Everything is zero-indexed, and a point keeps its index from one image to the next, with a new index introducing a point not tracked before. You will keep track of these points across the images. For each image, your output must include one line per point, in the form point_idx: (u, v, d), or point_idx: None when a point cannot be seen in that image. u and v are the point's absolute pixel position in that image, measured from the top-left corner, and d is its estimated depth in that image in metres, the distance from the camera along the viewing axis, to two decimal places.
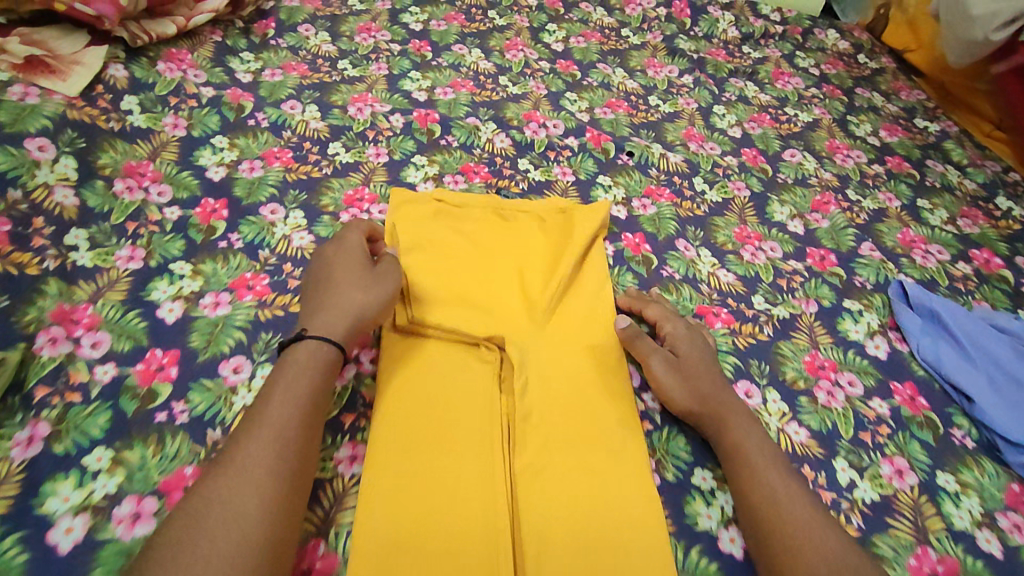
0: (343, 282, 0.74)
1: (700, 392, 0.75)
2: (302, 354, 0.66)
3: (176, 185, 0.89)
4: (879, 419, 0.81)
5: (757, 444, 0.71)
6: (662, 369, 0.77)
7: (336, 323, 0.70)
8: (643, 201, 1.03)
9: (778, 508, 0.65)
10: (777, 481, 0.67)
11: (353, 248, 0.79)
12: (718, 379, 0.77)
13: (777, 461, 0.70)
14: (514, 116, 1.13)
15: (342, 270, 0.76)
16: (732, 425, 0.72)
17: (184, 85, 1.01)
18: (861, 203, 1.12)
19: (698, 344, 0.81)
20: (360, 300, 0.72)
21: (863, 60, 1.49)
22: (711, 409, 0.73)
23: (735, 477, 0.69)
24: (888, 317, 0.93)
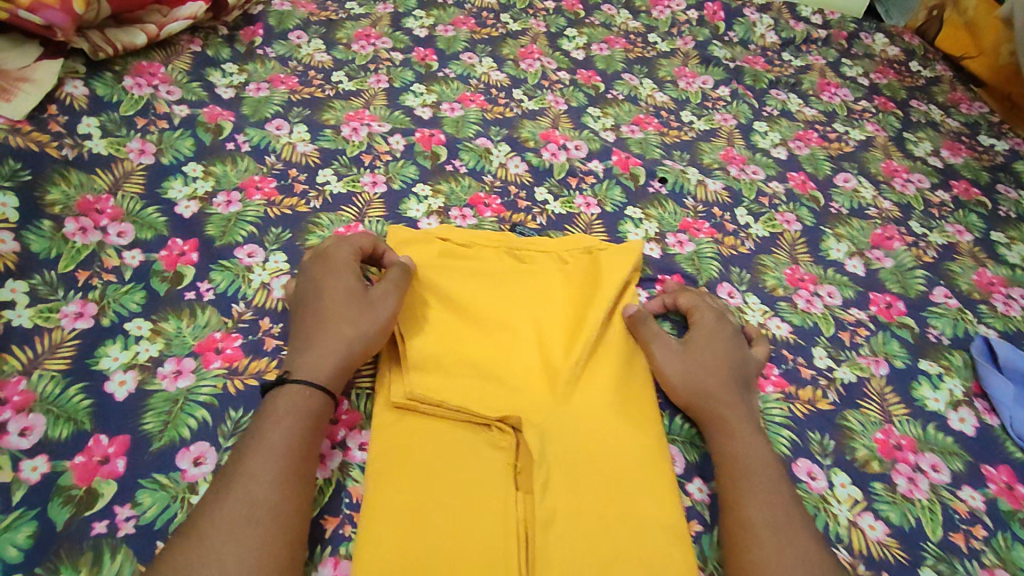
0: (330, 311, 0.63)
1: (708, 386, 0.68)
2: (282, 405, 0.57)
3: (139, 223, 0.76)
4: (972, 516, 0.67)
5: (763, 457, 0.62)
6: (673, 359, 0.70)
7: (325, 363, 0.60)
8: (680, 237, 0.89)
9: (761, 526, 0.57)
10: (769, 498, 0.59)
11: (342, 265, 0.67)
12: (736, 380, 0.69)
13: (780, 480, 0.61)
14: (530, 136, 1.00)
15: (329, 295, 0.65)
16: (739, 433, 0.64)
17: (154, 103, 0.89)
18: (928, 236, 0.97)
19: (727, 335, 0.73)
20: (350, 333, 0.62)
21: (917, 68, 1.34)
22: (715, 403, 0.67)
23: (725, 484, 0.61)
24: (971, 381, 0.79)
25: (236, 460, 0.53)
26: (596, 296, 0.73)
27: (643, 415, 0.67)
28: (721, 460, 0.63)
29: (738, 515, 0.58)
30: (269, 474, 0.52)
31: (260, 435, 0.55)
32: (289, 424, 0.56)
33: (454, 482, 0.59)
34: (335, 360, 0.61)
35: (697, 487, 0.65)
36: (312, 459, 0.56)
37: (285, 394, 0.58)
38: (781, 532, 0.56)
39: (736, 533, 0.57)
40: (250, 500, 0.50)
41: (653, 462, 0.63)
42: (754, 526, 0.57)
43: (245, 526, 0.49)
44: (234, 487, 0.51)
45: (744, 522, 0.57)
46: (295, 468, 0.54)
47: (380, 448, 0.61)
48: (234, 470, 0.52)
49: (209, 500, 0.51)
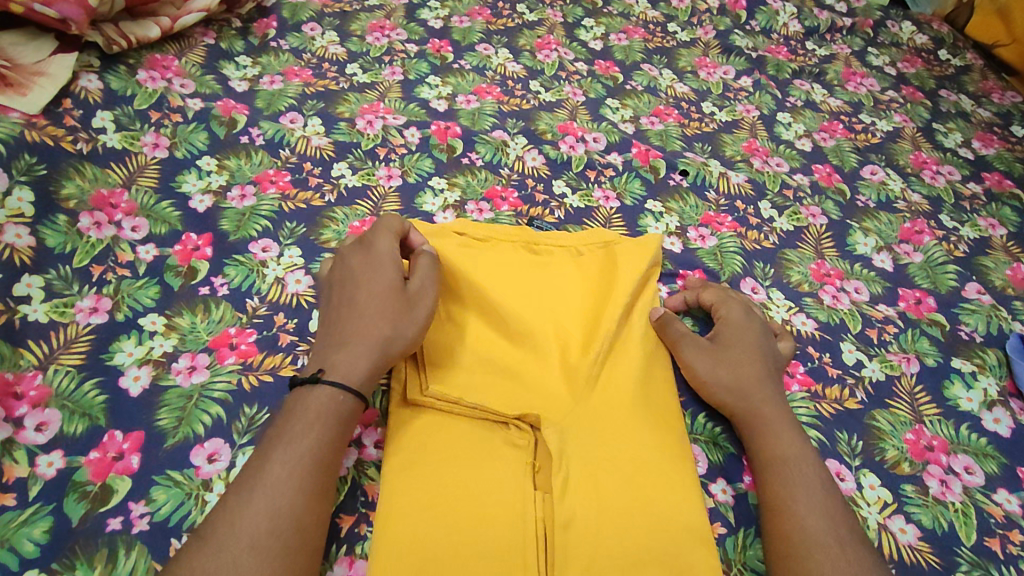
0: (370, 307, 0.60)
1: (734, 384, 0.66)
2: (312, 406, 0.55)
3: (153, 218, 0.76)
4: (1008, 520, 0.64)
5: (799, 461, 0.60)
6: (697, 358, 0.68)
7: (361, 363, 0.58)
8: (701, 231, 0.87)
9: (799, 535, 0.54)
10: (808, 505, 0.56)
11: (380, 257, 0.64)
12: (766, 378, 0.66)
13: (823, 486, 0.58)
14: (548, 129, 0.98)
15: (369, 290, 0.62)
16: (770, 435, 0.62)
17: (168, 97, 0.89)
18: (960, 231, 0.94)
19: (756, 331, 0.70)
20: (388, 333, 0.60)
21: (946, 56, 1.30)
22: (748, 402, 0.64)
23: (762, 488, 0.59)
24: (1005, 380, 0.76)
25: (259, 461, 0.52)
26: (613, 291, 0.71)
27: (664, 417, 0.64)
28: (756, 466, 0.61)
29: (777, 525, 0.56)
30: (292, 480, 0.50)
31: (285, 437, 0.53)
32: (315, 426, 0.54)
33: (471, 480, 0.58)
34: (369, 361, 0.58)
35: (721, 488, 0.63)
36: (337, 462, 0.54)
37: (319, 396, 0.55)
38: (822, 542, 0.54)
39: (775, 542, 0.55)
40: (271, 508, 0.49)
41: (681, 463, 0.61)
42: (791, 535, 0.55)
43: (265, 536, 0.47)
44: (256, 492, 0.49)
45: (782, 532, 0.55)
46: (319, 474, 0.52)
47: (396, 446, 0.60)
48: (256, 473, 0.51)
49: (229, 502, 0.49)
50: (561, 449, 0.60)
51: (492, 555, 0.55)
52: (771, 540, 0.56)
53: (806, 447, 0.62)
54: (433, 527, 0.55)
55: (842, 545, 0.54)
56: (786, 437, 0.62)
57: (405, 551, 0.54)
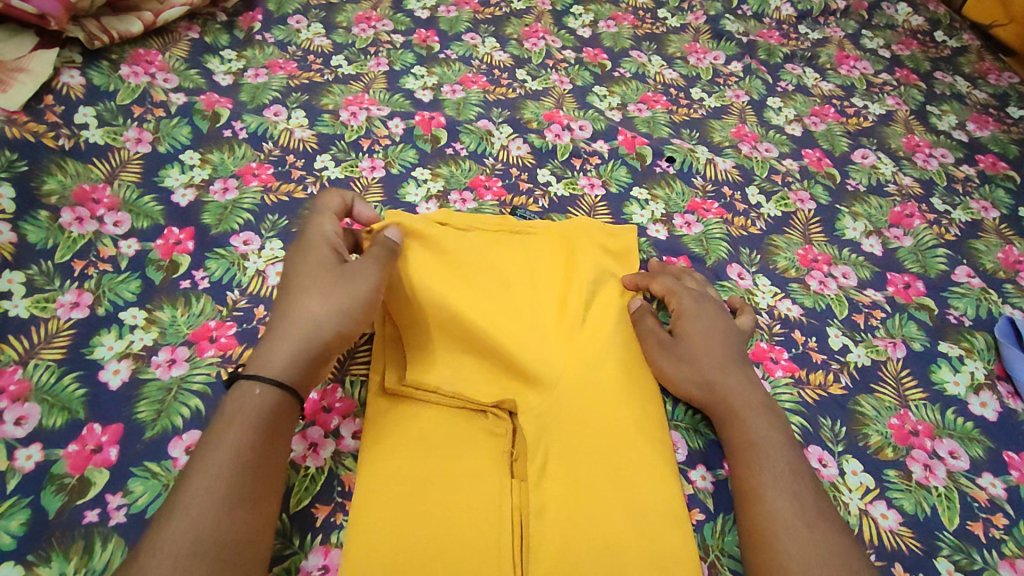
0: (304, 289, 0.59)
1: (702, 369, 0.65)
2: (233, 413, 0.51)
3: (135, 212, 0.76)
4: (992, 504, 0.63)
5: (770, 444, 0.59)
6: (665, 344, 0.67)
7: (292, 342, 0.55)
8: (688, 218, 0.87)
9: (768, 520, 0.54)
10: (778, 488, 0.56)
11: (320, 248, 0.64)
12: (733, 362, 0.66)
13: (795, 470, 0.58)
14: (533, 117, 0.97)
15: (304, 275, 0.61)
16: (742, 420, 0.61)
17: (151, 92, 0.89)
18: (951, 214, 0.92)
19: (714, 317, 0.70)
20: (319, 310, 0.58)
21: (942, 38, 1.28)
22: (718, 388, 0.64)
23: (737, 475, 0.59)
24: (994, 364, 0.75)
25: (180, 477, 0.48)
26: (585, 275, 0.72)
27: (643, 400, 0.64)
28: (729, 451, 0.61)
29: (749, 511, 0.56)
30: (219, 492, 0.47)
31: (208, 447, 0.49)
32: (242, 430, 0.50)
33: (446, 467, 0.58)
34: (297, 338, 0.56)
35: (700, 474, 0.63)
36: (270, 467, 0.51)
37: (245, 392, 0.52)
38: (790, 526, 0.53)
39: (749, 528, 0.55)
40: (196, 525, 0.45)
41: (659, 448, 0.61)
42: (762, 519, 0.55)
43: (192, 555, 0.44)
44: (179, 508, 0.46)
45: (754, 517, 0.55)
46: (250, 482, 0.49)
47: (373, 433, 0.60)
48: (177, 490, 0.47)
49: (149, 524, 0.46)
50: (538, 435, 0.60)
51: (467, 544, 0.55)
52: (744, 525, 0.56)
53: (779, 430, 0.61)
54: (407, 517, 0.55)
55: (811, 526, 0.53)
56: (757, 421, 0.61)
57: (378, 540, 0.54)
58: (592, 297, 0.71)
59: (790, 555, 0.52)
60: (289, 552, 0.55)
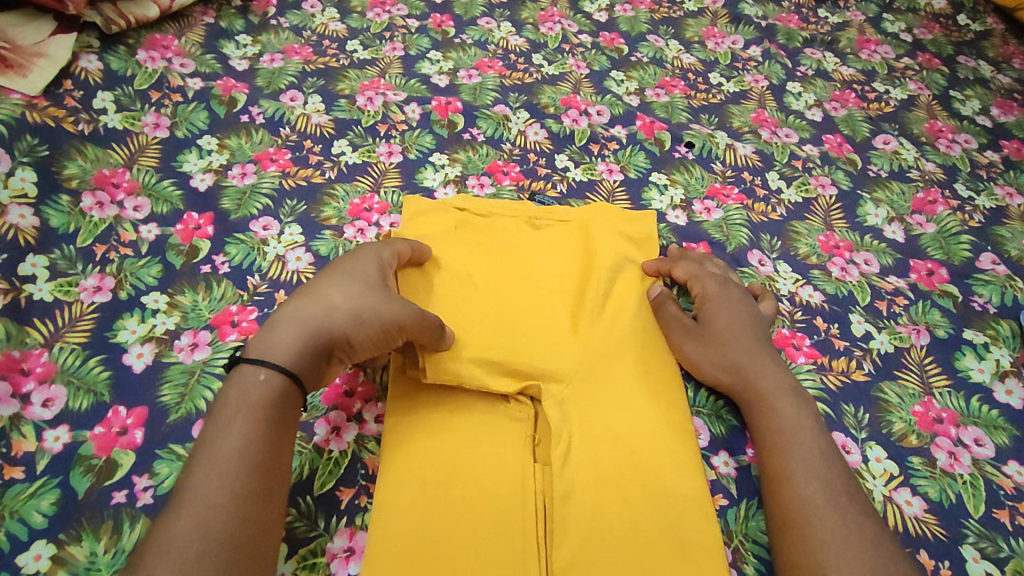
0: (337, 283, 0.56)
1: (728, 355, 0.65)
2: (234, 400, 0.49)
3: (155, 198, 0.76)
4: (1019, 492, 0.62)
5: (800, 430, 0.59)
6: (690, 330, 0.67)
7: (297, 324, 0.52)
8: (707, 204, 0.86)
9: (799, 507, 0.54)
10: (809, 475, 0.56)
11: (368, 261, 0.59)
12: (760, 349, 0.65)
13: (825, 455, 0.57)
14: (550, 102, 0.96)
15: (345, 270, 0.57)
16: (772, 405, 0.61)
17: (168, 77, 0.89)
18: (975, 200, 0.91)
19: (737, 303, 0.69)
20: (336, 307, 0.54)
21: (965, 21, 1.26)
22: (746, 375, 0.63)
23: (766, 461, 0.59)
24: (1019, 351, 0.74)
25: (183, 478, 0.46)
26: (605, 262, 0.72)
27: (664, 388, 0.64)
28: (758, 437, 0.60)
29: (779, 497, 0.56)
30: (223, 491, 0.45)
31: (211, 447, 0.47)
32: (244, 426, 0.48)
33: (473, 453, 0.58)
34: (304, 322, 0.52)
35: (723, 460, 0.62)
36: (279, 453, 0.50)
37: (248, 383, 0.50)
38: (822, 512, 0.53)
39: (779, 513, 0.55)
40: (203, 516, 0.44)
41: (680, 435, 0.61)
42: (793, 505, 0.54)
43: (196, 560, 0.42)
44: (181, 510, 0.44)
45: (784, 503, 0.55)
46: (255, 481, 0.47)
47: (396, 415, 0.61)
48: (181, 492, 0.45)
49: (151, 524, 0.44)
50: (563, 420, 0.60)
51: (495, 528, 0.55)
52: (774, 512, 0.56)
53: (809, 415, 0.61)
54: (434, 501, 0.55)
55: (843, 513, 0.53)
56: (786, 405, 0.61)
57: (406, 523, 0.54)
58: (612, 284, 0.71)
59: (822, 541, 0.52)
60: (314, 534, 0.55)
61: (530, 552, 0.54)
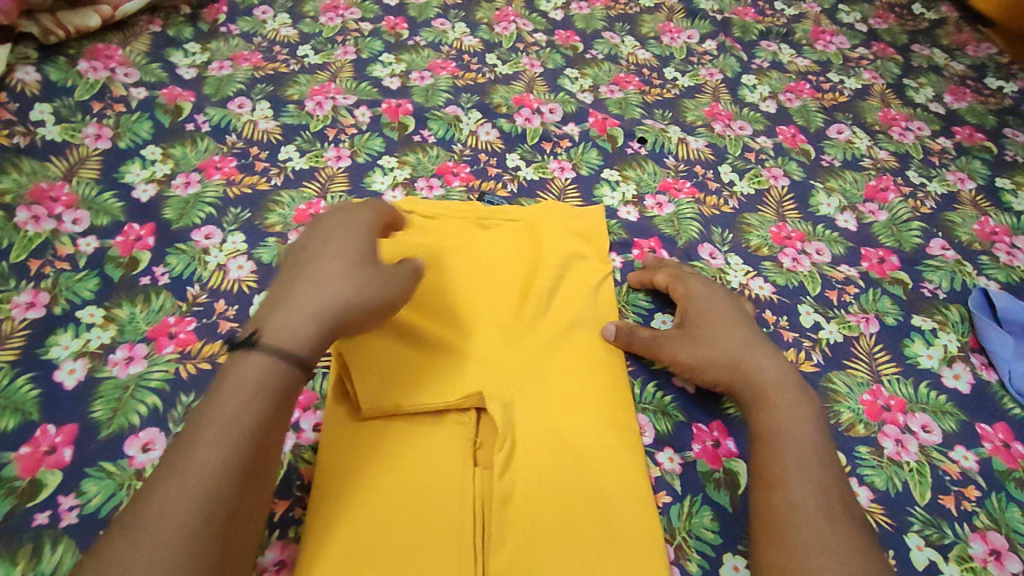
0: (328, 277, 0.54)
1: (726, 350, 0.63)
2: (246, 376, 0.48)
3: (95, 210, 0.75)
4: (964, 477, 0.62)
5: (799, 432, 0.57)
6: (679, 334, 0.66)
7: (281, 331, 0.50)
8: (659, 198, 0.85)
9: (789, 510, 0.52)
10: (804, 480, 0.54)
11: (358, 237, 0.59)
12: (756, 346, 0.64)
13: (821, 458, 0.56)
14: (503, 102, 0.96)
15: (340, 246, 0.58)
16: (772, 406, 0.59)
17: (111, 86, 0.87)
18: (927, 186, 0.91)
19: (724, 303, 0.68)
20: (324, 305, 0.53)
21: (920, 10, 1.26)
22: (744, 373, 0.61)
23: (760, 462, 0.56)
24: (969, 336, 0.74)
25: (147, 481, 0.44)
26: (552, 262, 0.72)
27: (609, 385, 0.63)
28: (756, 436, 0.58)
29: (769, 501, 0.54)
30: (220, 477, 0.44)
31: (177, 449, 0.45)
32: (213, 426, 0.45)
33: (419, 460, 0.57)
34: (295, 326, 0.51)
35: (667, 456, 0.61)
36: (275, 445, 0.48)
37: (247, 358, 0.49)
38: (812, 518, 0.51)
39: (767, 517, 0.53)
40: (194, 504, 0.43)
41: (621, 433, 0.60)
42: (784, 509, 0.52)
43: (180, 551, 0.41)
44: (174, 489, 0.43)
45: (775, 506, 0.53)
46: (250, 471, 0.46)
47: (335, 422, 0.60)
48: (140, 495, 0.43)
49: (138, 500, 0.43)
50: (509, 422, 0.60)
51: (436, 536, 0.54)
52: (762, 515, 0.54)
53: (812, 415, 0.59)
54: (375, 512, 0.54)
55: (834, 522, 0.51)
56: (786, 403, 0.59)
57: (343, 535, 0.53)
58: (558, 284, 0.71)
59: (808, 549, 0.50)
60: None
61: (472, 558, 0.53)
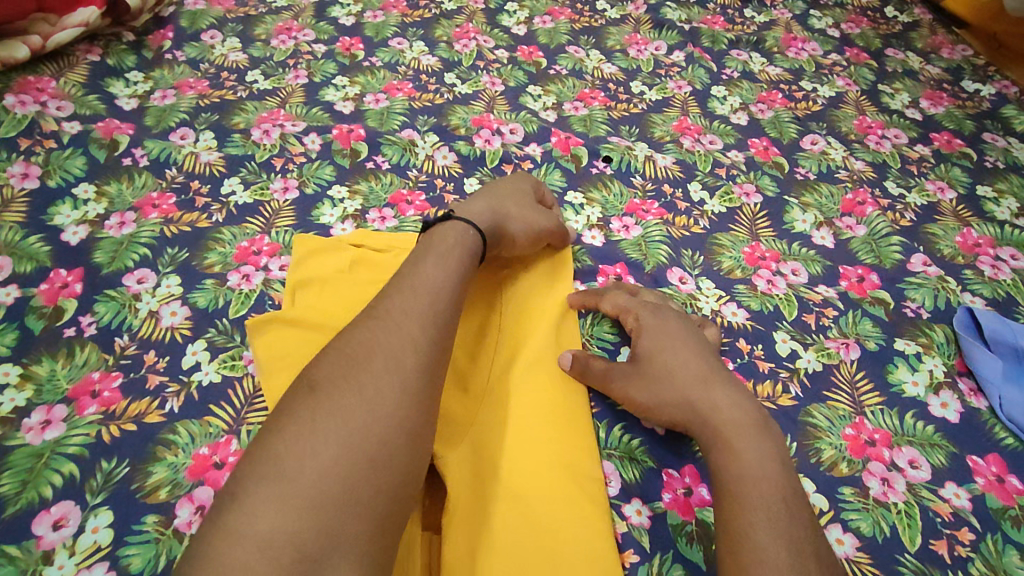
0: (498, 193, 0.69)
1: (679, 388, 0.58)
2: (449, 240, 0.59)
3: (18, 256, 0.69)
4: (956, 518, 0.58)
5: (763, 476, 0.51)
6: (632, 368, 0.61)
7: (413, 308, 0.51)
8: (625, 221, 0.81)
9: (754, 567, 0.46)
10: (772, 533, 0.47)
11: (525, 184, 0.73)
12: (714, 378, 0.59)
13: (789, 507, 0.49)
14: (461, 123, 0.91)
15: (514, 185, 0.72)
16: (732, 449, 0.53)
17: (41, 122, 0.83)
18: (906, 197, 0.88)
19: (679, 331, 0.63)
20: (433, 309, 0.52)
21: (893, 13, 1.23)
22: (701, 412, 0.57)
23: (723, 516, 0.50)
24: (955, 359, 0.70)
25: (330, 364, 0.47)
26: (510, 298, 0.68)
27: (570, 433, 0.59)
28: (718, 484, 0.52)
29: (734, 559, 0.47)
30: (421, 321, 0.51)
31: (315, 432, 0.42)
32: (352, 409, 0.44)
33: None
34: (416, 326, 0.50)
35: (635, 509, 0.57)
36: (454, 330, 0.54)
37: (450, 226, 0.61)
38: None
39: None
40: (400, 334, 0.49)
41: (582, 486, 0.56)
42: (750, 568, 0.46)
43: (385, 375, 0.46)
44: (381, 323, 0.50)
45: (741, 566, 0.46)
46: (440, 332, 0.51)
47: None
48: (281, 485, 0.39)
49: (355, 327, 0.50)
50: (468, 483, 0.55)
51: None
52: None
53: (777, 457, 0.53)
54: None
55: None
56: (749, 443, 0.53)
57: None
58: (514, 319, 0.66)
59: None
60: None
61: None
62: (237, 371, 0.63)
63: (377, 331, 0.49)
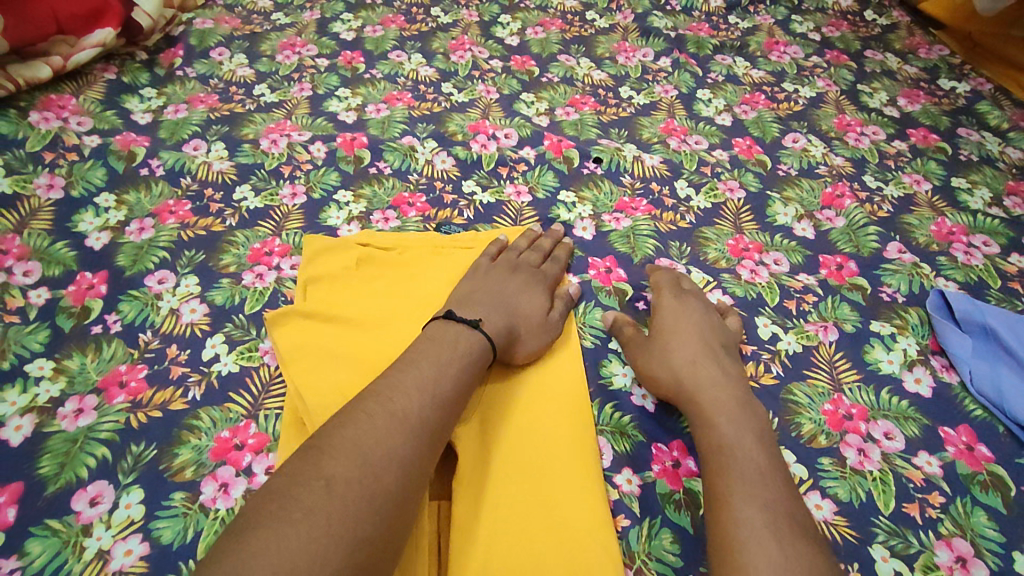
0: (513, 292, 0.68)
1: (671, 370, 0.63)
2: (462, 343, 0.59)
3: (47, 260, 0.74)
4: (928, 483, 0.62)
5: (741, 449, 0.55)
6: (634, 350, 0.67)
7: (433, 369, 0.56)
8: (616, 215, 0.86)
9: (736, 529, 0.50)
10: (749, 498, 0.51)
11: (539, 276, 0.73)
12: (702, 359, 0.64)
13: (766, 475, 0.53)
14: (458, 130, 0.96)
15: (528, 282, 0.71)
16: (712, 424, 0.58)
17: (64, 136, 0.88)
18: (883, 190, 0.92)
19: (679, 320, 0.68)
20: (463, 373, 0.57)
21: (872, 17, 1.28)
22: (686, 392, 0.62)
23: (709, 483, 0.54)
24: (929, 339, 0.74)
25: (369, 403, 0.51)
26: None
27: (575, 431, 0.62)
28: (703, 455, 0.57)
29: (716, 519, 0.51)
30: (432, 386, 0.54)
31: (372, 451, 0.47)
32: (404, 439, 0.49)
33: None
34: (452, 383, 0.55)
35: (626, 478, 0.61)
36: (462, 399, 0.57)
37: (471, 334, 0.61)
38: (759, 535, 0.49)
39: (717, 537, 0.50)
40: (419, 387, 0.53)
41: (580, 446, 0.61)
42: (728, 530, 0.50)
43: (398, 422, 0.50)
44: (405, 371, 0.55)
45: (721, 526, 0.51)
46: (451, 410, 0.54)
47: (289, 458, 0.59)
48: (347, 499, 0.44)
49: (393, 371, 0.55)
50: (471, 462, 0.59)
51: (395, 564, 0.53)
52: (712, 538, 0.51)
53: (754, 432, 0.58)
54: None
55: (782, 541, 0.48)
56: (730, 421, 0.58)
57: None
58: None
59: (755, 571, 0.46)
60: None
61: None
62: (253, 362, 0.67)
63: (398, 378, 0.54)
